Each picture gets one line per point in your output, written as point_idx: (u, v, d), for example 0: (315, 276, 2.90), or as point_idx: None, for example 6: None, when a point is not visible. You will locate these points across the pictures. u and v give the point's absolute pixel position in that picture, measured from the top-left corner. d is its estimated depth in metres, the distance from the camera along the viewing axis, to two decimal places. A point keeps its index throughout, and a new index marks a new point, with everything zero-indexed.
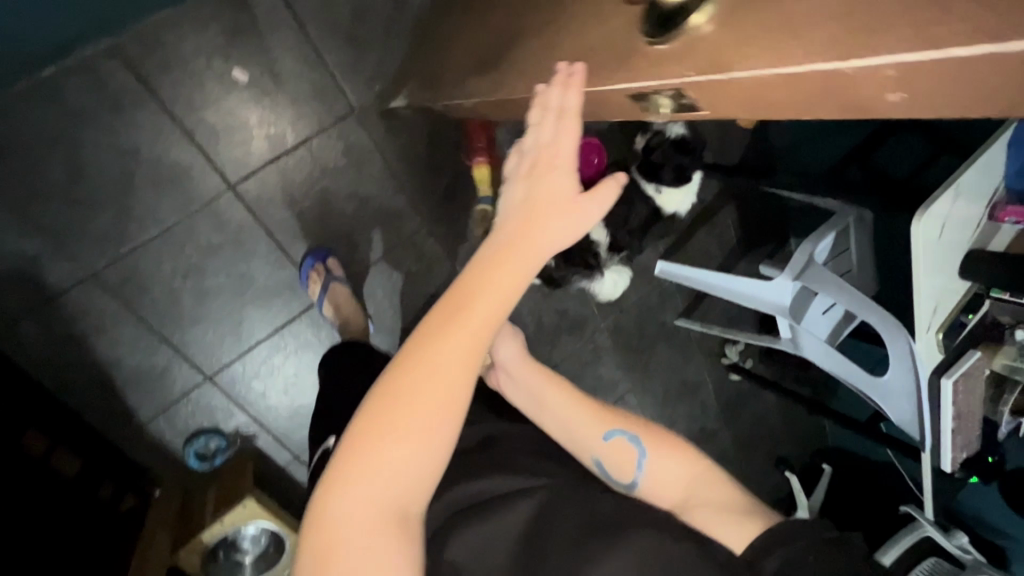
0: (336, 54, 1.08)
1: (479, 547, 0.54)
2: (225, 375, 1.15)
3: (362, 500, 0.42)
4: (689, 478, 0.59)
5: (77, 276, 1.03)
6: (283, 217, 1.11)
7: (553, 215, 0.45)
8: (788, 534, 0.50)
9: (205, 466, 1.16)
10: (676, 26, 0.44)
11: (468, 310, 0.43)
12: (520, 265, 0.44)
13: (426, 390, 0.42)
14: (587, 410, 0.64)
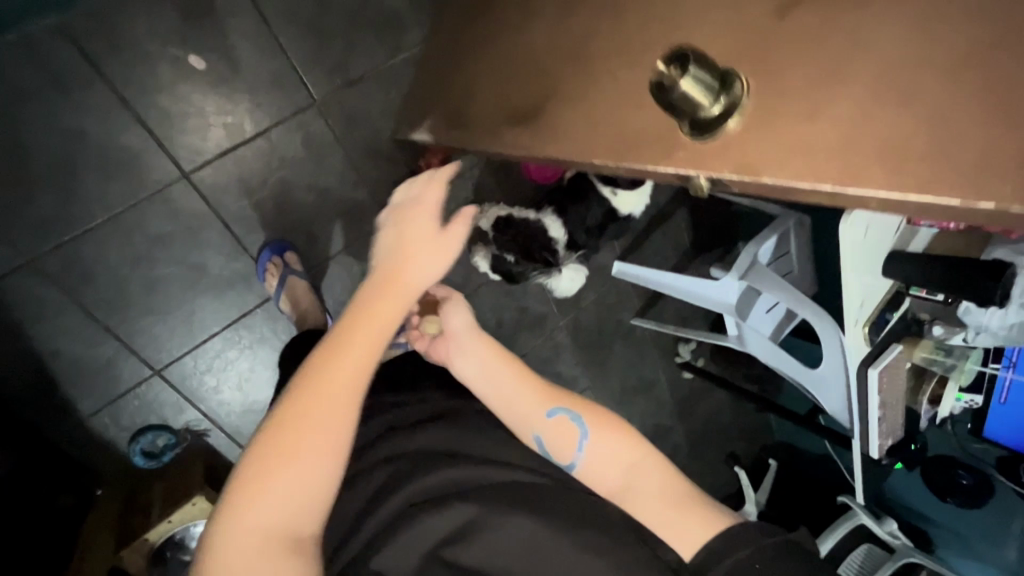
0: (297, 45, 1.08)
1: (415, 546, 0.57)
2: (174, 369, 1.12)
3: (272, 493, 0.53)
4: (629, 460, 0.64)
5: (14, 262, 0.98)
6: (239, 208, 1.10)
7: (422, 255, 0.67)
8: (742, 536, 0.56)
9: (152, 464, 1.12)
10: (716, 127, 0.54)
11: (358, 345, 0.60)
12: (396, 296, 0.64)
13: (326, 396, 0.57)
14: (534, 391, 0.69)
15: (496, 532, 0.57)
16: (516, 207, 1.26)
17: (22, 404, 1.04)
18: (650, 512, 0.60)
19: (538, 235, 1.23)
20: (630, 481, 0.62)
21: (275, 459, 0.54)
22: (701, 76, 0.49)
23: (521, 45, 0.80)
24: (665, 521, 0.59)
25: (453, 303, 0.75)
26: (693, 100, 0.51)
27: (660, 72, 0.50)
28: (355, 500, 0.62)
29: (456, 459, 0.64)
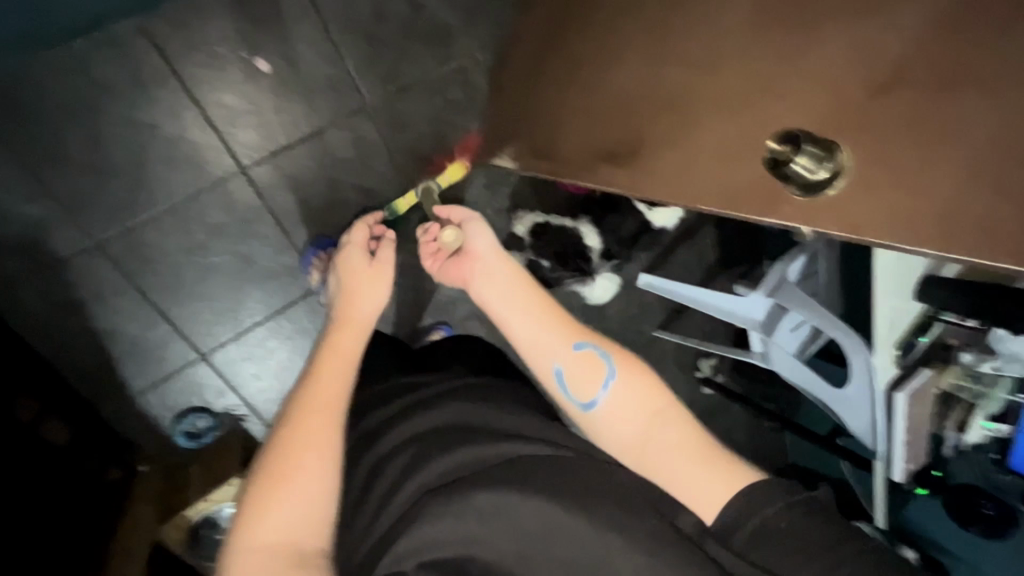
0: (354, 52, 1.13)
1: (436, 535, 0.57)
2: (219, 353, 1.17)
3: (284, 508, 0.59)
4: (656, 408, 0.68)
5: (83, 244, 1.04)
6: (287, 204, 1.15)
7: (366, 283, 0.80)
8: (763, 500, 0.58)
9: (193, 444, 1.18)
10: (823, 188, 0.55)
11: (335, 368, 0.69)
12: (355, 322, 0.76)
13: (312, 413, 0.65)
14: (565, 327, 0.75)
15: (507, 519, 0.58)
16: (553, 215, 1.31)
17: (78, 378, 1.10)
18: (675, 464, 0.64)
19: (574, 243, 1.29)
20: (652, 421, 0.67)
21: (274, 487, 0.60)
22: (813, 151, 0.55)
23: (590, 74, 0.85)
24: (691, 479, 0.63)
25: (477, 229, 0.82)
26: (804, 172, 0.55)
27: (776, 151, 0.56)
28: (377, 491, 0.64)
29: (470, 441, 0.65)
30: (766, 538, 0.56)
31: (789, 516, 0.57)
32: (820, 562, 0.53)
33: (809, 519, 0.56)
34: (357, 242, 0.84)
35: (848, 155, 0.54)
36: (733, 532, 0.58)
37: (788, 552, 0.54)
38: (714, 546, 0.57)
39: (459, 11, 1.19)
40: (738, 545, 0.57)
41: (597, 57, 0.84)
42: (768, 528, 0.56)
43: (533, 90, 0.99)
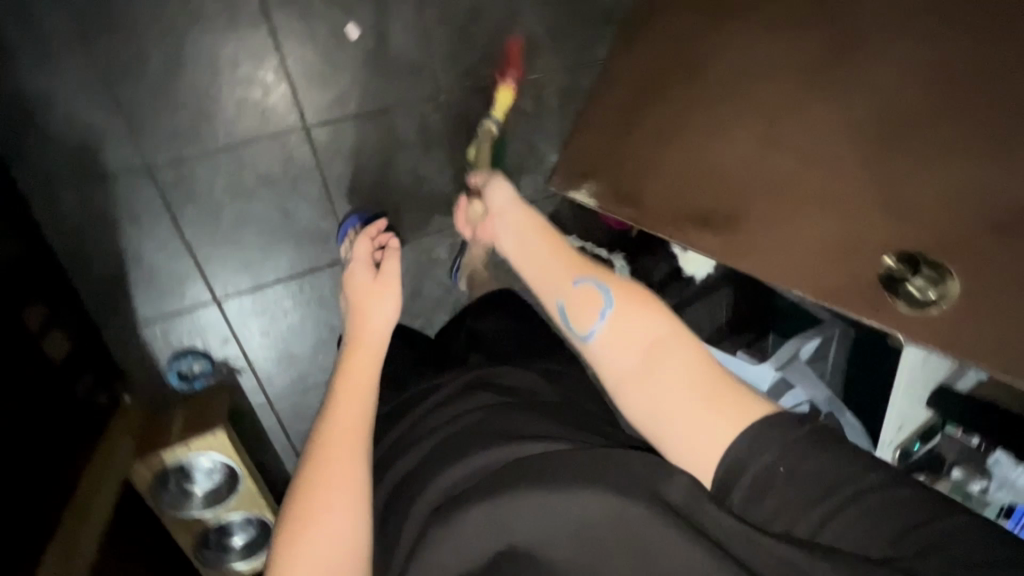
0: (443, 43, 1.14)
1: (449, 556, 0.53)
2: (232, 302, 1.16)
3: (314, 554, 0.54)
4: (654, 334, 0.63)
5: (131, 163, 1.02)
6: (340, 171, 1.15)
7: (376, 300, 0.74)
8: (764, 440, 0.52)
9: (183, 386, 1.16)
10: (929, 304, 0.71)
11: (353, 399, 0.63)
12: (372, 341, 0.69)
13: (333, 450, 0.59)
14: (565, 262, 0.72)
15: (513, 531, 0.52)
16: (590, 244, 1.31)
17: (93, 294, 1.08)
18: (677, 407, 0.58)
19: None
20: (651, 353, 0.62)
21: (302, 520, 0.56)
22: (927, 274, 0.71)
23: (705, 149, 0.94)
24: (696, 425, 0.56)
25: (495, 179, 0.82)
26: (913, 290, 0.72)
27: (889, 267, 0.74)
28: (403, 499, 0.60)
29: (481, 446, 0.59)
30: (764, 483, 0.50)
31: (786, 455, 0.50)
32: (819, 509, 0.48)
33: (819, 452, 0.50)
34: (360, 256, 0.79)
35: (955, 281, 0.70)
36: (731, 479, 0.52)
37: (789, 501, 0.49)
38: (712, 507, 0.49)
39: (550, 27, 1.22)
40: (735, 503, 0.51)
41: (700, 138, 0.95)
42: (769, 474, 0.51)
43: (622, 139, 1.05)
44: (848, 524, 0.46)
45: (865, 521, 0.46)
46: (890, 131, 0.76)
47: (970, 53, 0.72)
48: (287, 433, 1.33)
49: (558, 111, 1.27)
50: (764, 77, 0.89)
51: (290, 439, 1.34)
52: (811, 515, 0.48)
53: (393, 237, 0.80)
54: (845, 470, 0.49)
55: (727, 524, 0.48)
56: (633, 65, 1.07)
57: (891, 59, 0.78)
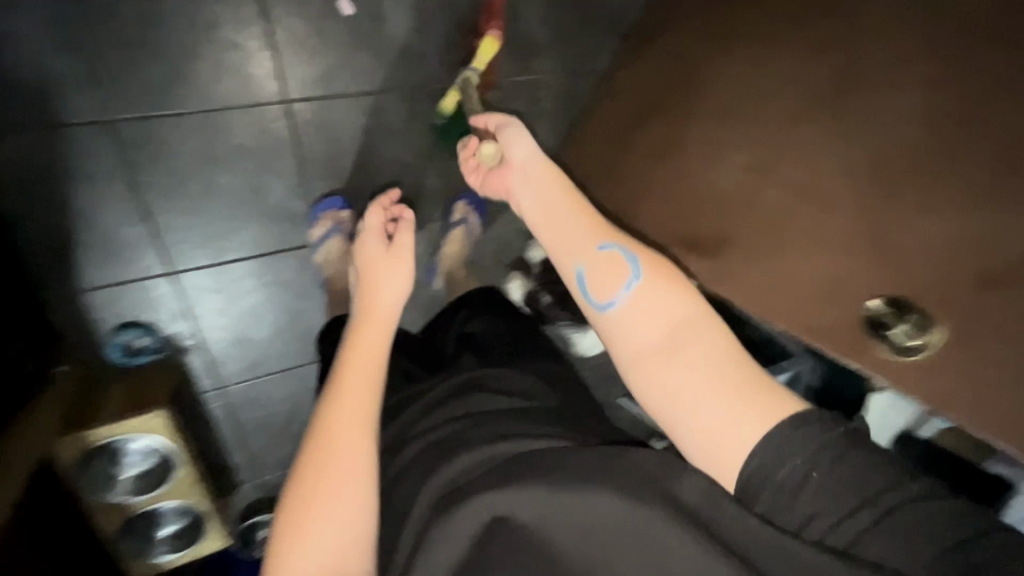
0: (439, 31, 1.10)
1: (449, 546, 0.51)
2: (188, 276, 1.10)
3: (322, 528, 0.55)
4: (676, 310, 0.64)
5: (90, 116, 0.94)
6: (318, 152, 1.10)
7: (386, 272, 0.82)
8: (792, 442, 0.52)
9: (124, 360, 1.08)
10: (913, 350, 0.68)
11: (361, 377, 0.67)
12: (379, 324, 0.75)
13: (341, 427, 0.62)
14: (594, 234, 0.73)
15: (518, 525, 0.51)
16: None
17: (34, 252, 0.99)
18: (692, 383, 0.59)
19: None
20: (674, 330, 0.62)
21: (307, 502, 0.57)
22: (913, 320, 0.68)
23: (698, 175, 0.92)
24: (714, 415, 0.56)
25: (524, 142, 0.84)
26: (897, 334, 0.69)
27: (874, 310, 0.71)
28: (406, 486, 0.61)
29: (478, 442, 0.61)
30: (794, 488, 0.50)
31: (829, 470, 0.50)
32: (851, 524, 0.47)
33: (854, 459, 0.50)
34: (373, 226, 0.89)
35: (940, 330, 0.67)
36: (755, 481, 0.52)
37: (823, 514, 0.48)
38: (731, 507, 0.50)
39: (551, 28, 1.19)
40: (761, 508, 0.51)
41: (699, 161, 0.93)
42: (799, 478, 0.50)
43: (618, 156, 1.05)
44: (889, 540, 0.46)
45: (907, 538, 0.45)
46: (884, 180, 0.75)
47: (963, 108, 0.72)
48: (235, 422, 1.28)
49: (549, 116, 1.26)
50: (758, 108, 0.89)
51: (235, 427, 1.29)
52: (844, 530, 0.47)
53: (405, 209, 0.92)
54: (881, 483, 0.49)
55: (753, 531, 0.48)
56: (634, 82, 1.06)
57: (887, 104, 0.77)
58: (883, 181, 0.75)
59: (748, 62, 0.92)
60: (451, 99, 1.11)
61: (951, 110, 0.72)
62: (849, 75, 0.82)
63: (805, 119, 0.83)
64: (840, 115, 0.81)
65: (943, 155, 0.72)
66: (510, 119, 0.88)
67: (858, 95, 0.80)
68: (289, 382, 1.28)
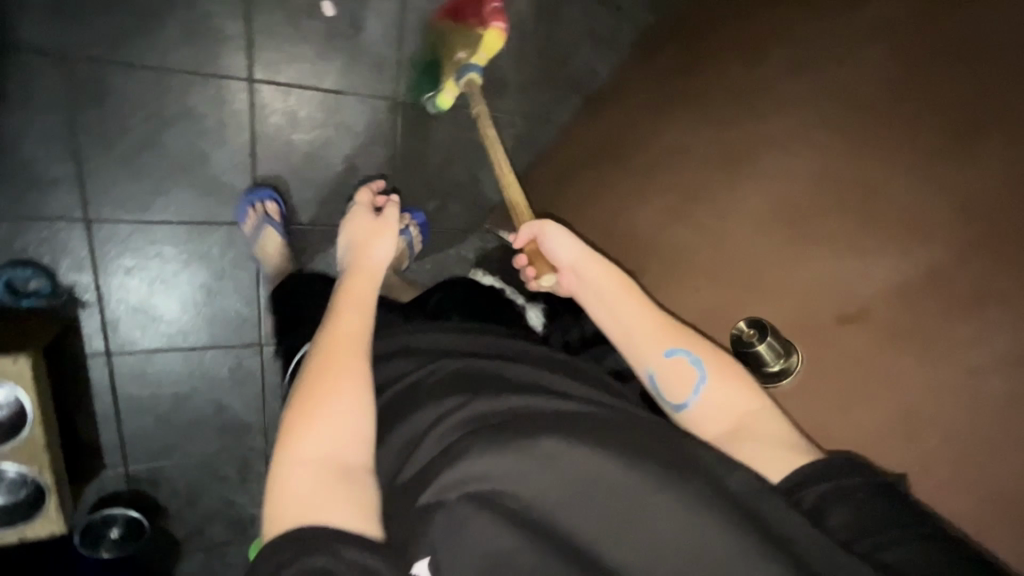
0: (414, 50, 1.17)
1: (502, 468, 0.51)
2: (104, 228, 1.06)
3: (324, 432, 0.55)
4: (741, 408, 0.66)
5: (46, 47, 0.97)
6: (273, 134, 1.12)
7: (374, 234, 0.84)
8: (841, 469, 0.57)
9: (8, 299, 1.02)
10: (779, 375, 0.81)
11: (354, 309, 0.68)
12: (371, 271, 0.77)
13: (337, 348, 0.63)
14: (658, 329, 0.72)
15: (551, 470, 0.51)
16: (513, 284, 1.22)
17: None
18: (754, 454, 0.62)
19: None
20: (743, 423, 0.65)
21: (310, 409, 0.56)
22: (773, 344, 0.79)
23: (632, 212, 1.05)
24: (766, 459, 0.61)
25: (561, 236, 0.80)
26: (763, 356, 0.79)
27: (741, 330, 0.82)
28: (426, 413, 0.59)
29: (490, 393, 0.59)
30: (838, 498, 0.55)
31: (871, 488, 0.55)
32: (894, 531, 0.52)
33: (896, 495, 0.56)
34: (362, 203, 0.92)
35: (797, 356, 0.80)
36: (803, 486, 0.57)
37: (869, 516, 0.53)
38: (776, 500, 0.52)
39: (518, 75, 1.28)
40: (806, 503, 0.56)
41: (628, 197, 1.06)
42: (846, 492, 0.55)
43: (576, 183, 1.17)
44: (924, 554, 0.50)
45: (938, 555, 0.50)
46: (799, 219, 0.85)
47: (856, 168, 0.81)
48: (117, 396, 1.18)
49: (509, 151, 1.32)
50: (681, 153, 1.02)
51: (115, 403, 1.19)
52: (891, 532, 0.52)
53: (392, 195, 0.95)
54: (914, 513, 0.54)
55: (805, 526, 0.50)
56: (594, 131, 1.21)
57: (785, 155, 0.89)
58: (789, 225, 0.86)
59: (681, 118, 1.04)
60: (450, 96, 1.14)
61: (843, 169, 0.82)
62: (766, 136, 0.92)
63: (730, 170, 0.94)
64: (747, 165, 0.92)
65: (862, 210, 0.80)
66: (541, 223, 0.82)
67: (771, 150, 0.90)
68: (188, 363, 1.21)
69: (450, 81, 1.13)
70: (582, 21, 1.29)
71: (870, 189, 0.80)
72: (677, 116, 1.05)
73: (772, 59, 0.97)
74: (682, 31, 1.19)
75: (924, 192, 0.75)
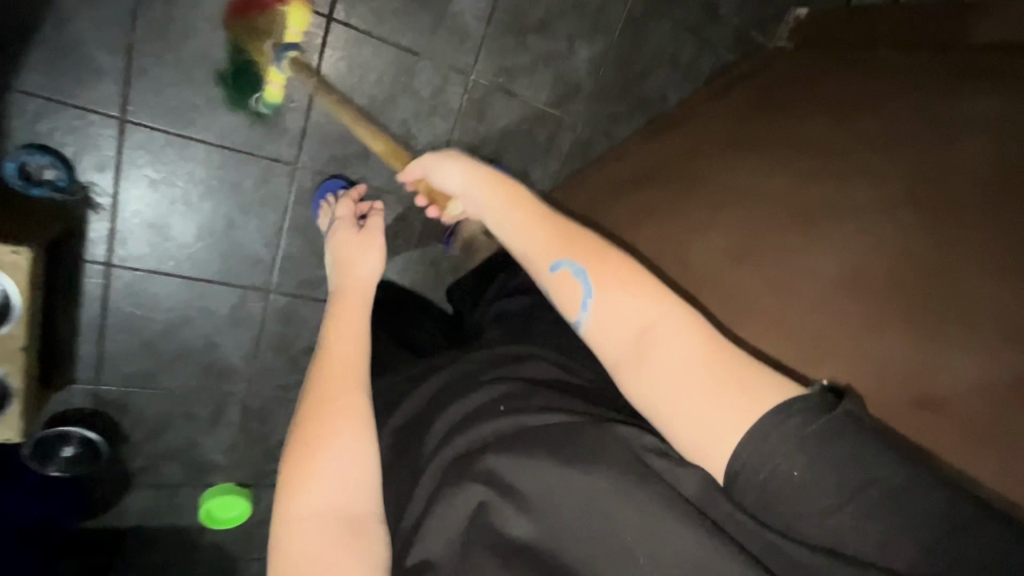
0: (498, 32, 1.15)
1: (474, 517, 0.54)
2: (135, 132, 0.99)
3: (322, 485, 0.57)
4: (648, 317, 0.56)
5: None
6: (338, 80, 1.07)
7: (359, 249, 0.83)
8: (778, 430, 0.47)
9: (18, 183, 0.95)
10: None
11: (343, 340, 0.69)
12: (358, 294, 0.78)
13: (331, 385, 0.64)
14: (543, 244, 0.64)
15: (531, 516, 0.52)
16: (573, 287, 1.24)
17: None
18: (686, 394, 0.52)
19: None
20: (642, 341, 0.55)
21: (306, 459, 0.58)
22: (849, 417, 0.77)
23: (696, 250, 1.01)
24: (707, 406, 0.50)
25: (440, 161, 0.77)
26: None
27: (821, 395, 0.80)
28: (430, 446, 0.64)
29: (477, 422, 0.62)
30: (778, 487, 0.46)
31: (809, 448, 0.46)
32: (862, 521, 0.45)
33: (826, 464, 0.45)
34: (345, 218, 0.90)
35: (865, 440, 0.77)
36: (742, 475, 0.48)
37: (827, 507, 0.45)
38: (721, 499, 0.49)
39: (595, 83, 1.26)
40: (748, 499, 0.48)
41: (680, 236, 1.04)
42: (780, 480, 0.46)
43: (648, 198, 1.12)
44: (861, 537, 0.45)
45: (881, 531, 0.44)
46: (826, 300, 0.85)
47: (900, 255, 0.81)
48: (105, 312, 1.11)
49: (563, 156, 1.31)
50: (746, 199, 1.01)
51: (103, 317, 1.11)
52: (860, 522, 0.45)
53: (375, 204, 0.94)
54: (857, 483, 0.45)
55: (781, 548, 0.46)
56: (652, 153, 1.20)
57: (842, 231, 0.88)
58: (839, 296, 0.85)
59: (755, 162, 1.03)
60: (276, 87, 1.00)
61: (894, 255, 0.82)
62: (776, 215, 0.96)
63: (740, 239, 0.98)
64: (805, 228, 0.92)
65: (865, 305, 0.82)
66: (421, 163, 0.81)
67: (828, 220, 0.90)
68: (189, 293, 1.14)
69: (271, 70, 0.99)
70: (669, 44, 1.29)
71: (892, 293, 0.80)
72: (745, 158, 1.05)
73: (790, 142, 1.02)
74: (766, 78, 1.19)
75: (980, 289, 0.73)
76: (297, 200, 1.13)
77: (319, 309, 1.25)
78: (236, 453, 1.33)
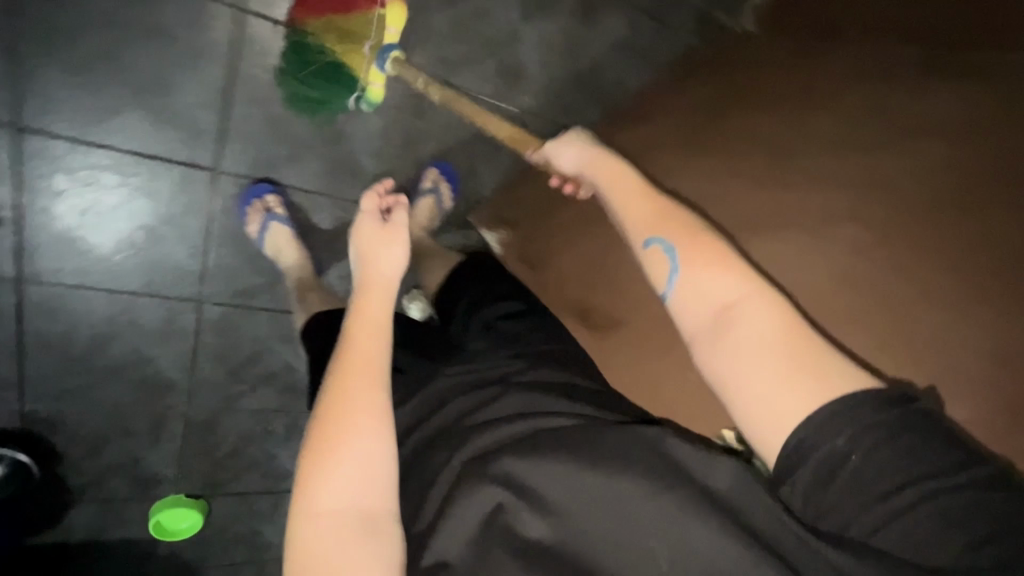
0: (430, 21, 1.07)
1: (489, 519, 0.55)
2: (32, 139, 0.91)
3: (342, 483, 0.56)
4: (737, 290, 0.60)
5: None
6: (256, 78, 1.00)
7: (381, 242, 0.80)
8: (840, 416, 0.51)
9: None
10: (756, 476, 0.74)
11: (367, 339, 0.68)
12: (382, 289, 0.75)
13: (353, 384, 0.63)
14: (640, 221, 0.69)
15: (557, 518, 0.54)
16: None
17: None
18: (759, 376, 0.55)
19: None
20: (721, 318, 0.59)
21: (326, 454, 0.58)
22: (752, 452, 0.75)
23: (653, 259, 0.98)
24: (770, 382, 0.55)
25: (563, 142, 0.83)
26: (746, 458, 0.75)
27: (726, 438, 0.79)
28: (448, 443, 0.65)
29: (519, 416, 0.65)
30: (824, 479, 0.51)
31: (873, 440, 0.50)
32: (913, 511, 0.48)
33: (885, 456, 0.49)
34: (367, 210, 0.84)
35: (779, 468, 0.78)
36: (794, 468, 0.52)
37: (881, 495, 0.49)
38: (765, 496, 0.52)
39: (540, 74, 1.19)
40: (798, 484, 0.52)
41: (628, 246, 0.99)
42: (831, 465, 0.51)
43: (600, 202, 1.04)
44: (912, 529, 0.47)
45: (934, 524, 0.47)
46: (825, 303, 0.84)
47: (899, 274, 0.82)
48: (20, 330, 1.04)
49: (513, 152, 1.24)
50: (756, 185, 0.94)
51: (17, 336, 1.05)
52: (908, 514, 0.48)
53: (401, 196, 0.87)
54: (905, 476, 0.49)
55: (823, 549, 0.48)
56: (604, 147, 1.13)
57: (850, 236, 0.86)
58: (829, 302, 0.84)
59: (750, 146, 0.97)
60: (379, 87, 1.03)
61: (891, 272, 0.82)
62: (777, 202, 0.92)
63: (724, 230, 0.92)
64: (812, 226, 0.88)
65: (840, 316, 0.83)
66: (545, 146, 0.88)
67: (835, 226, 0.87)
68: (113, 306, 1.08)
69: (372, 71, 1.02)
70: (621, 28, 1.21)
71: (883, 308, 0.81)
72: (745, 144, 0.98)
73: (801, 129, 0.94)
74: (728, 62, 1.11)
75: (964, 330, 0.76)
76: (220, 206, 1.06)
77: (258, 318, 1.19)
78: (182, 467, 1.27)
